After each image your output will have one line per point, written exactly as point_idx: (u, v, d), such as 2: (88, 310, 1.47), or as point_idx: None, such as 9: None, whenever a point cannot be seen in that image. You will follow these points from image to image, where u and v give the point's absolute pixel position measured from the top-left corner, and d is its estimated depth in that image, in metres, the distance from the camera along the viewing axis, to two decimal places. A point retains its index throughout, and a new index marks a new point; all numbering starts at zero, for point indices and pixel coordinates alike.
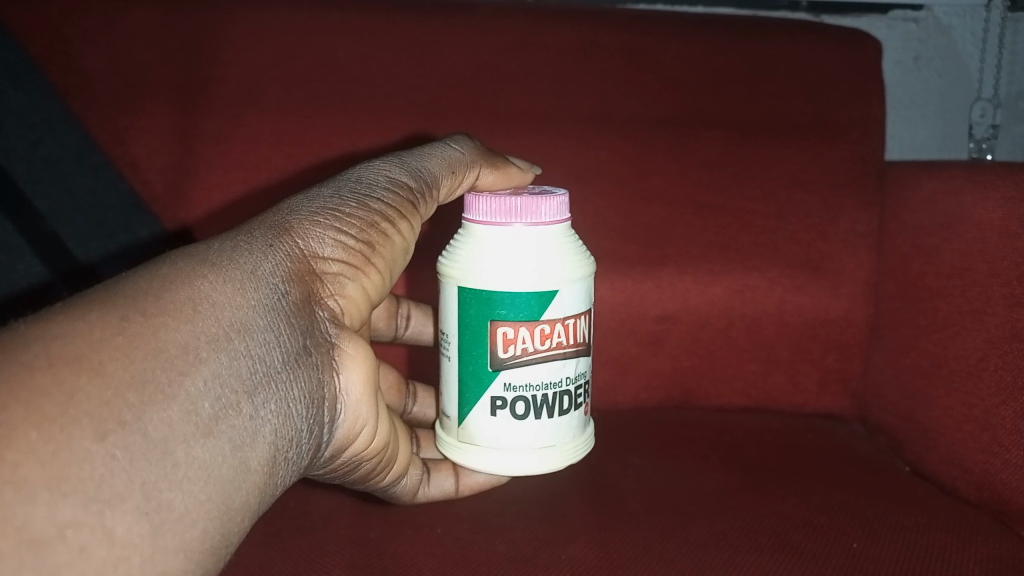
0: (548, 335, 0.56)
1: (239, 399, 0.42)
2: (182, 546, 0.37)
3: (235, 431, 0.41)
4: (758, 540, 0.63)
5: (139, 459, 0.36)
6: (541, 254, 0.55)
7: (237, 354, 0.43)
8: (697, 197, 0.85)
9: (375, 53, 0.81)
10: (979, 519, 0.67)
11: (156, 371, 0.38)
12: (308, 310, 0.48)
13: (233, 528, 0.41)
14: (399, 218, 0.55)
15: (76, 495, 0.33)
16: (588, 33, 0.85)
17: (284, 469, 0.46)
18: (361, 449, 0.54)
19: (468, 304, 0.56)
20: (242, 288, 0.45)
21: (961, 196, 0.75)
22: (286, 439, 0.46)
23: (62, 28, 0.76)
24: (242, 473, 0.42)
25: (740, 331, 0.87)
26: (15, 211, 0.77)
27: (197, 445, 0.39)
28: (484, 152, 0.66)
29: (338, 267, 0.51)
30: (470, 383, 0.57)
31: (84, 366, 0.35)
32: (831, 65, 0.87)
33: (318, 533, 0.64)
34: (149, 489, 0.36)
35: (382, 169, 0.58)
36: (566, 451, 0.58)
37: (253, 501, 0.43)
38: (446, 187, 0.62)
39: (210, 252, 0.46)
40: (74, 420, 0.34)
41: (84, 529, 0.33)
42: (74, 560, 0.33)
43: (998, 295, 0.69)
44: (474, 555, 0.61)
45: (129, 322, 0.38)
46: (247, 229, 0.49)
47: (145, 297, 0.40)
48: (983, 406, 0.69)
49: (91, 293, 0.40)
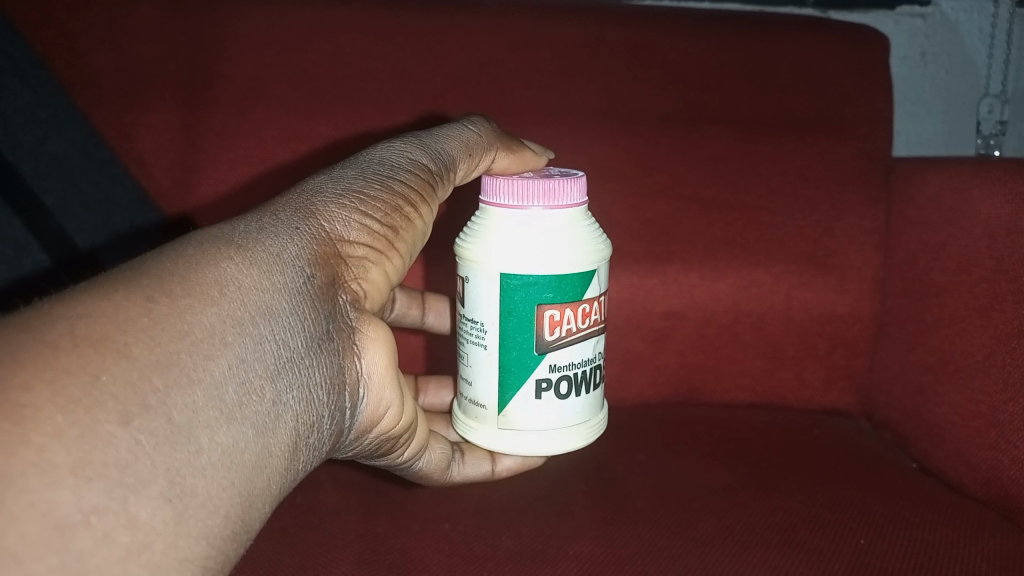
0: (588, 313, 0.57)
1: (261, 384, 0.42)
2: (206, 532, 0.37)
3: (256, 416, 0.42)
4: (764, 535, 0.63)
5: (163, 444, 0.36)
6: (579, 235, 0.56)
7: (260, 338, 0.43)
8: (702, 193, 0.85)
9: (381, 49, 0.81)
10: (986, 515, 0.67)
11: (181, 355, 0.38)
12: (333, 294, 0.48)
13: (254, 513, 0.41)
14: (421, 202, 0.55)
15: (100, 480, 0.33)
16: (594, 30, 0.85)
17: (305, 455, 0.46)
18: (388, 429, 0.54)
19: (511, 290, 0.55)
20: (267, 271, 0.45)
21: (968, 192, 0.75)
22: (307, 425, 0.46)
23: (68, 24, 0.76)
24: (264, 458, 0.42)
25: (746, 327, 0.87)
26: (18, 204, 0.74)
27: (220, 430, 0.39)
28: (501, 135, 0.66)
29: (361, 251, 0.51)
30: (513, 368, 0.56)
31: (110, 347, 0.35)
32: (837, 61, 0.87)
33: (324, 528, 0.64)
34: (172, 474, 0.36)
35: (403, 150, 0.58)
36: (597, 424, 0.60)
37: (273, 487, 0.43)
38: (463, 168, 0.62)
39: (235, 233, 0.46)
40: (100, 403, 0.34)
41: (109, 515, 0.33)
42: (98, 547, 0.32)
43: (1005, 291, 0.69)
44: (481, 551, 0.61)
45: (156, 303, 0.38)
46: (272, 211, 0.49)
47: (171, 279, 0.40)
48: (990, 403, 0.69)
49: (117, 273, 0.40)
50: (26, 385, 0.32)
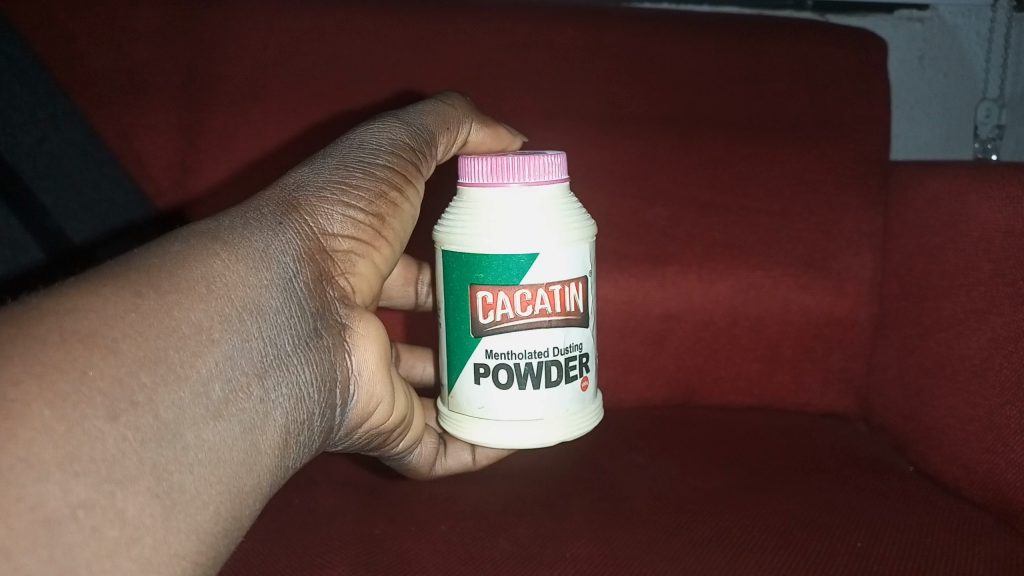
0: (529, 301, 0.55)
1: (248, 381, 0.43)
2: (196, 527, 0.37)
3: (245, 413, 0.42)
4: (763, 538, 0.63)
5: (150, 439, 0.36)
6: (526, 217, 0.54)
7: (247, 335, 0.43)
8: (701, 195, 0.85)
9: (380, 50, 0.81)
10: (983, 518, 0.67)
11: (169, 351, 0.38)
12: (319, 288, 0.49)
13: (245, 509, 0.42)
14: (407, 185, 0.55)
15: (88, 475, 0.33)
16: (592, 32, 0.85)
17: (294, 450, 0.47)
18: (379, 423, 0.54)
19: (451, 267, 0.57)
20: (253, 267, 0.45)
21: (965, 195, 0.75)
22: (296, 421, 0.46)
23: (66, 25, 0.76)
24: (254, 455, 0.42)
25: (743, 329, 0.87)
26: (18, 204, 0.72)
27: (207, 427, 0.39)
28: (475, 110, 0.67)
29: (347, 244, 0.51)
30: (456, 349, 0.58)
31: (97, 343, 0.35)
32: (835, 64, 0.87)
33: (322, 530, 0.64)
34: (160, 470, 0.36)
35: (384, 130, 0.58)
36: (559, 425, 0.57)
37: (264, 483, 0.43)
38: (443, 143, 0.62)
39: (221, 229, 0.46)
40: (87, 398, 0.34)
41: (97, 510, 0.33)
42: (88, 541, 0.32)
43: (1003, 295, 0.69)
44: (478, 552, 0.61)
45: (143, 299, 0.38)
46: (258, 207, 0.49)
47: (158, 275, 0.40)
48: (987, 406, 0.69)
49: (103, 269, 0.40)
50: (14, 380, 0.32)
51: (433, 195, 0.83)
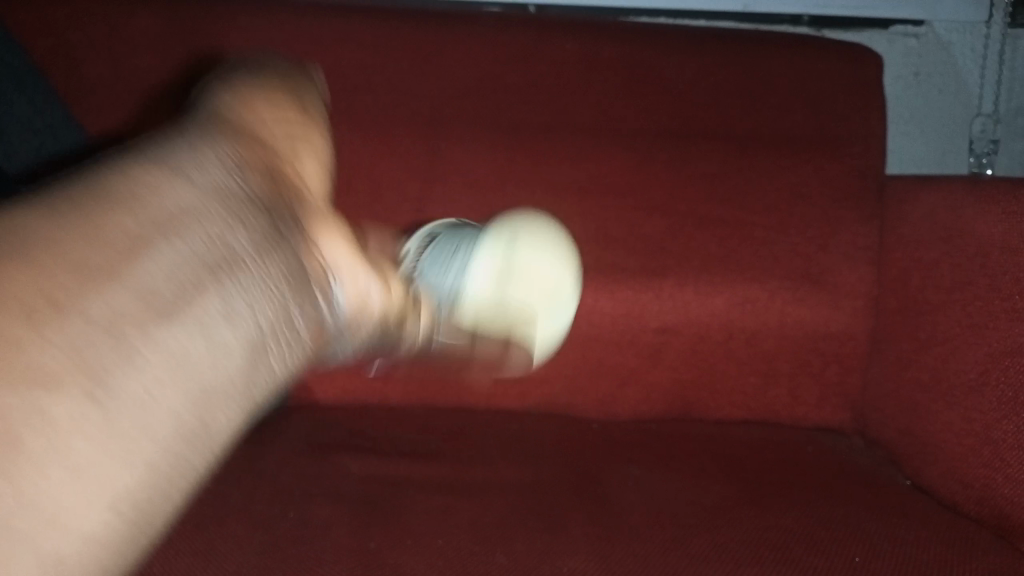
0: None
1: (202, 280, 0.44)
2: (147, 430, 0.40)
3: (201, 301, 0.44)
4: (759, 552, 0.64)
5: (84, 346, 0.38)
6: None
7: (189, 235, 0.44)
8: (698, 209, 0.85)
9: (380, 61, 0.82)
10: (981, 533, 0.67)
11: (94, 255, 0.40)
12: (273, 206, 0.50)
13: (213, 402, 0.44)
14: (302, 128, 0.58)
15: (16, 379, 0.36)
16: (591, 45, 0.86)
17: (269, 339, 0.48)
18: (360, 315, 0.57)
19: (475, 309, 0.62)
20: (183, 176, 0.46)
21: (962, 211, 0.75)
22: (264, 301, 0.48)
23: (66, 35, 0.77)
24: (220, 345, 0.44)
25: (740, 343, 0.86)
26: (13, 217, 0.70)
27: (155, 325, 0.41)
28: (302, 66, 0.67)
29: (273, 165, 0.53)
30: None
31: (14, 257, 0.38)
32: (830, 79, 0.88)
33: (317, 543, 0.63)
34: (103, 369, 0.39)
35: (242, 74, 0.59)
36: None
37: (235, 374, 0.45)
38: (312, 93, 0.64)
39: (148, 151, 0.47)
40: (5, 305, 0.37)
41: (29, 411, 0.36)
42: (22, 441, 0.36)
43: (1000, 310, 0.69)
44: (476, 566, 0.61)
45: (64, 215, 0.41)
46: (182, 132, 0.50)
47: (84, 196, 0.42)
48: (984, 421, 0.70)
49: (27, 198, 0.42)
50: None
51: (422, 206, 0.81)
